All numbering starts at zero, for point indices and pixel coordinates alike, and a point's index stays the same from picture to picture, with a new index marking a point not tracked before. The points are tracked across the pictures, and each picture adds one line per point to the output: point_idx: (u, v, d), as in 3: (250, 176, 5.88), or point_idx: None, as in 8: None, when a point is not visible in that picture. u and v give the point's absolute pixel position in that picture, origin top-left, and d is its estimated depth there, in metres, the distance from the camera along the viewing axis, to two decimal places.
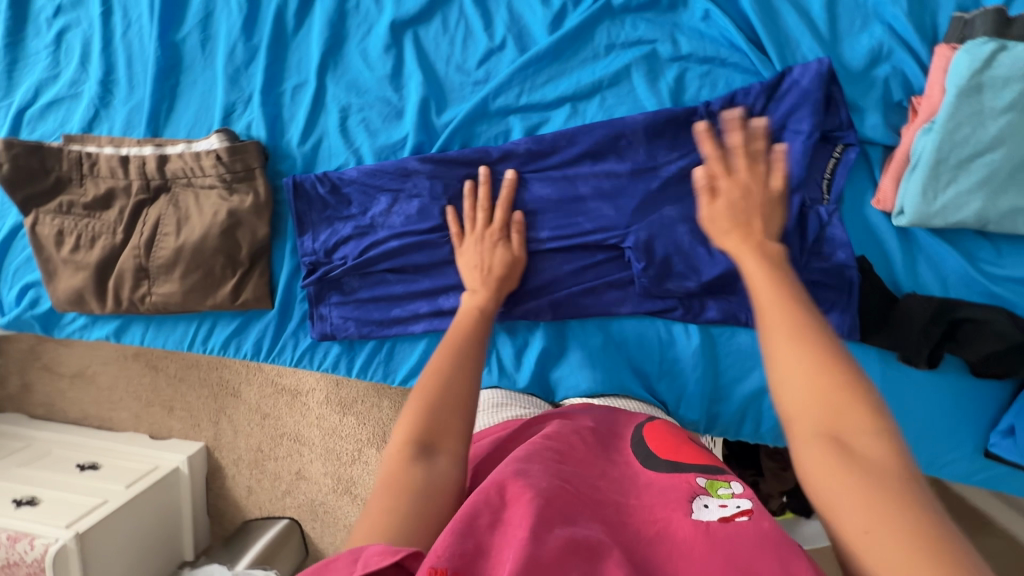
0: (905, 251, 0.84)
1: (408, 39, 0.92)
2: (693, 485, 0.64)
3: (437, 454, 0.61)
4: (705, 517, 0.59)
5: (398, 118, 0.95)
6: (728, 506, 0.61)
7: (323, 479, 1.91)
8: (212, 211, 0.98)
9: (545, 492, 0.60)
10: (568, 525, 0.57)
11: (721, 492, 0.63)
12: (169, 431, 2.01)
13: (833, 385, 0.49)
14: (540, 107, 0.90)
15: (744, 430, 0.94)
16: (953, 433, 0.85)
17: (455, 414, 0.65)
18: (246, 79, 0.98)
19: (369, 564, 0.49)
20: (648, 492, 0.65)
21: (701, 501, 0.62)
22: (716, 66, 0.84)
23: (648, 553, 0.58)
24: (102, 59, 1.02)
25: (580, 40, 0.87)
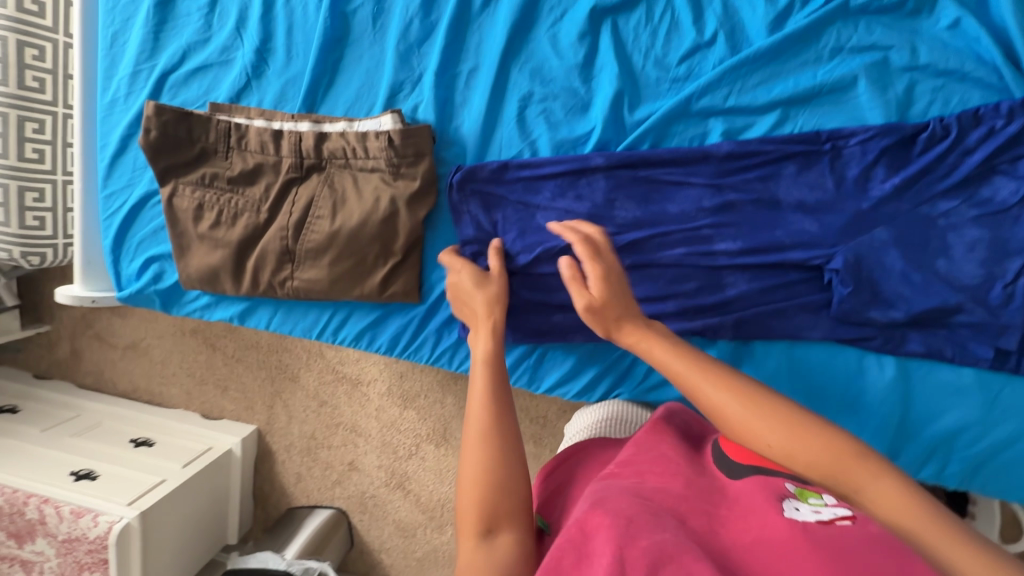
0: None
1: (608, 27, 0.86)
2: (785, 488, 0.56)
3: (497, 536, 0.60)
4: (801, 519, 0.51)
5: (583, 111, 0.88)
6: (823, 512, 0.52)
7: (376, 472, 1.81)
8: (373, 197, 0.92)
9: (621, 507, 0.52)
10: (659, 532, 0.49)
11: (814, 502, 0.55)
12: (220, 411, 1.94)
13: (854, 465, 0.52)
14: (747, 110, 0.84)
15: (925, 473, 0.88)
16: None
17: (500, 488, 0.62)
18: (418, 58, 0.92)
19: None
20: (739, 500, 0.56)
21: (790, 503, 0.54)
22: (954, 80, 0.78)
23: (741, 560, 0.47)
24: (260, 25, 0.96)
25: (804, 42, 0.81)
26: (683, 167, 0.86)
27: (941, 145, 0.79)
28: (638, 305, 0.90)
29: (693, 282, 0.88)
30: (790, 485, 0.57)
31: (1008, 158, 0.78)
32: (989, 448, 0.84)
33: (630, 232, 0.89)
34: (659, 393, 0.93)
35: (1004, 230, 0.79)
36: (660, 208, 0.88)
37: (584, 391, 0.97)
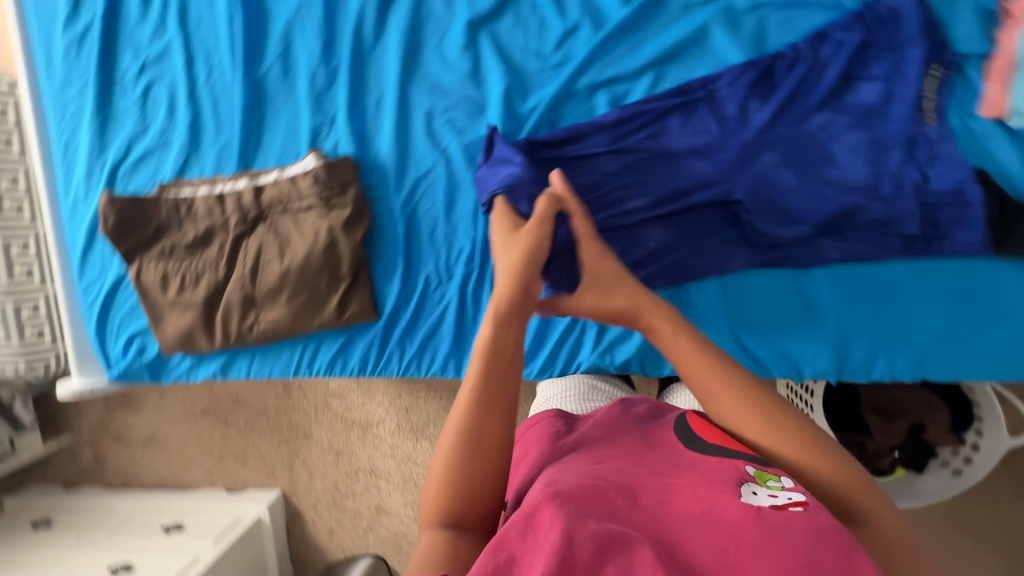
0: None
1: (485, 36, 0.95)
2: (742, 471, 0.52)
3: (467, 530, 0.53)
4: (757, 504, 0.48)
5: (482, 112, 0.97)
6: (779, 496, 0.49)
7: (404, 510, 1.83)
8: (312, 232, 1.00)
9: (571, 490, 0.49)
10: (599, 521, 0.46)
11: (771, 483, 0.51)
12: (244, 482, 1.97)
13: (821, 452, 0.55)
14: (624, 77, 0.92)
15: (878, 371, 0.90)
16: None
17: (474, 475, 0.54)
18: (329, 101, 1.02)
19: None
20: (693, 470, 0.53)
21: (749, 487, 0.50)
22: (796, 8, 0.86)
23: (684, 536, 0.46)
24: (189, 105, 1.07)
25: (657, 6, 0.89)
26: (582, 141, 0.94)
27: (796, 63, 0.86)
28: None
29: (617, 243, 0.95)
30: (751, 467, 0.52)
31: (866, 64, 0.85)
32: (923, 334, 0.88)
33: None
34: (610, 354, 0.99)
35: (878, 128, 0.85)
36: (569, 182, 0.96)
37: (545, 368, 1.02)
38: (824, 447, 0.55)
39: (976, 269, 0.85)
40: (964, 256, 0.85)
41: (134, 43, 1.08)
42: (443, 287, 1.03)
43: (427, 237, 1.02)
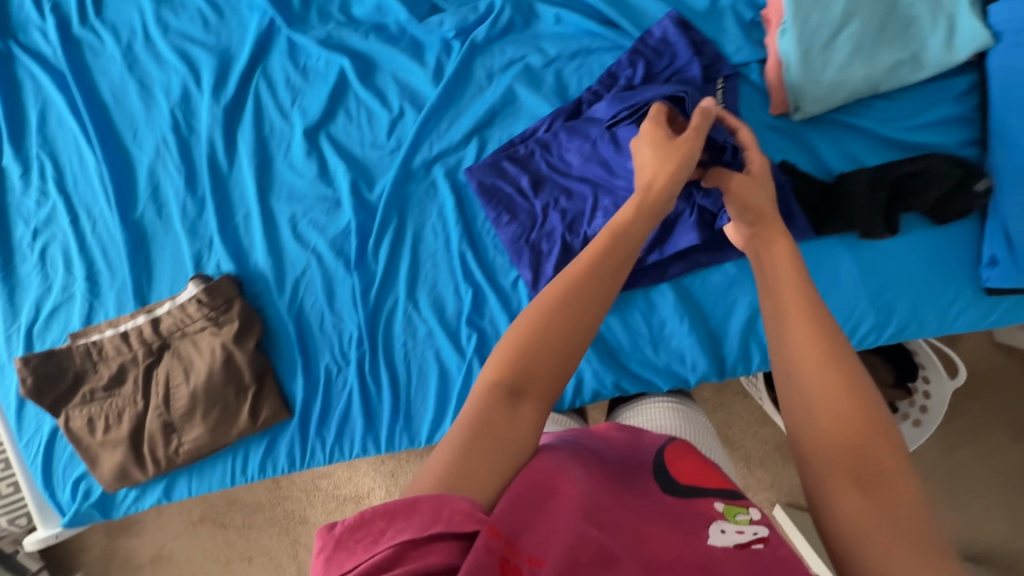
0: (821, 139, 0.86)
1: (323, 139, 1.03)
2: (714, 510, 0.59)
3: (522, 405, 0.57)
4: (723, 543, 0.54)
5: (338, 207, 1.04)
6: (746, 532, 0.56)
7: None
8: (209, 349, 1.06)
9: (589, 498, 0.56)
10: (596, 529, 0.52)
11: (739, 518, 0.58)
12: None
13: (876, 427, 0.51)
14: (452, 149, 0.98)
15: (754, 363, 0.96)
16: (946, 286, 0.86)
17: (555, 354, 0.59)
18: (203, 226, 1.09)
19: (454, 518, 0.44)
20: (664, 509, 0.59)
21: (718, 525, 0.57)
22: (585, 55, 0.92)
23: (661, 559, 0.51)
24: (82, 258, 1.15)
25: (463, 81, 0.96)
26: (434, 215, 1.01)
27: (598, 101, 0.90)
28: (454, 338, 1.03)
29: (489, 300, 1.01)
30: (720, 504, 0.60)
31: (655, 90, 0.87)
32: None
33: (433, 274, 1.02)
34: None
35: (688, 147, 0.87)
36: (428, 253, 1.02)
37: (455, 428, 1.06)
38: (873, 422, 0.52)
39: (815, 251, 0.88)
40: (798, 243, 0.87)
41: (24, 213, 1.16)
42: (343, 372, 1.08)
43: (318, 329, 1.08)
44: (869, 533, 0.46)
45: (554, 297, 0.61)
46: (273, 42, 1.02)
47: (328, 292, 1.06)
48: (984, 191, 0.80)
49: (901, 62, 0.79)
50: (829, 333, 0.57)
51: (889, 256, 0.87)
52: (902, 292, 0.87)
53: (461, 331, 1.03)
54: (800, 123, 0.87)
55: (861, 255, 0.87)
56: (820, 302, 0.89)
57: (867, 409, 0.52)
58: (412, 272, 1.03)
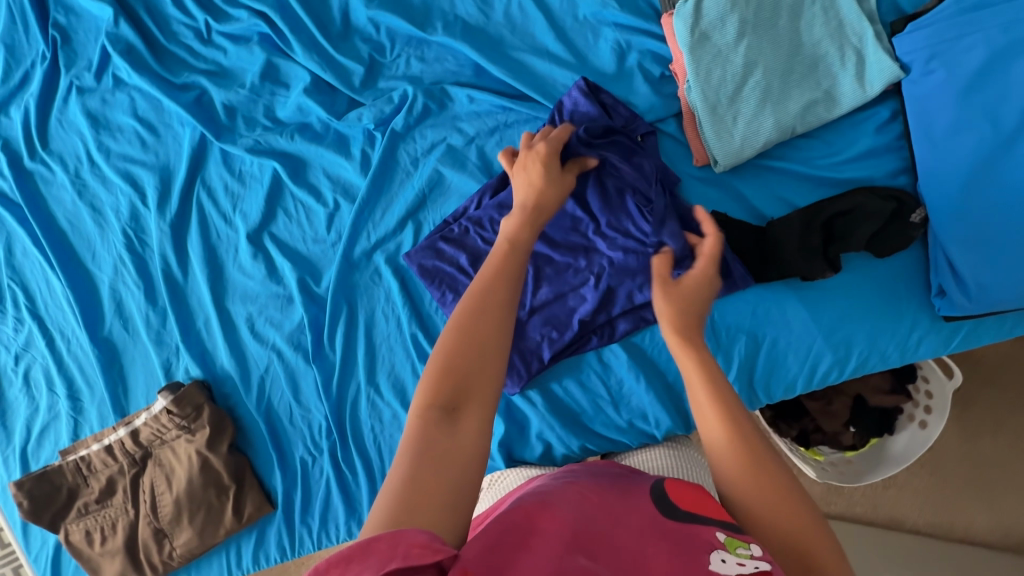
0: (749, 185, 0.84)
1: (267, 239, 1.04)
2: (714, 538, 0.52)
3: (461, 417, 0.54)
4: (725, 573, 0.47)
5: (290, 302, 1.05)
6: (748, 566, 0.49)
7: None
8: (187, 456, 1.08)
9: (578, 529, 0.52)
10: (586, 557, 0.48)
11: (740, 552, 0.51)
12: None
13: (790, 502, 0.56)
14: (389, 235, 0.99)
15: None
16: (902, 317, 0.82)
17: (481, 353, 0.58)
18: (168, 334, 1.12)
19: (412, 555, 0.41)
20: (664, 535, 0.52)
21: (719, 554, 0.50)
22: (503, 129, 0.92)
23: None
24: (62, 377, 1.19)
25: (390, 168, 0.97)
26: (383, 301, 1.02)
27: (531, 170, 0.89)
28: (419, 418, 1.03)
29: None
30: (720, 533, 0.53)
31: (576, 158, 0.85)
32: (745, 366, 0.88)
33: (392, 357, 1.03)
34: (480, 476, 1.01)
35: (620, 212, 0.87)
36: (382, 338, 1.03)
37: None
38: (796, 500, 0.56)
39: (758, 297, 0.86)
40: (738, 292, 0.86)
41: (4, 341, 1.21)
42: (319, 461, 1.09)
43: (288, 422, 1.09)
44: None
45: (477, 301, 0.61)
46: (207, 153, 1.05)
47: (292, 386, 1.07)
48: (921, 221, 0.78)
49: (814, 102, 0.79)
50: (734, 414, 0.60)
51: (831, 288, 0.84)
52: (854, 323, 0.84)
53: None
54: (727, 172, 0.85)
55: (804, 293, 0.85)
56: (774, 345, 0.87)
57: (779, 483, 0.57)
58: (369, 357, 1.04)
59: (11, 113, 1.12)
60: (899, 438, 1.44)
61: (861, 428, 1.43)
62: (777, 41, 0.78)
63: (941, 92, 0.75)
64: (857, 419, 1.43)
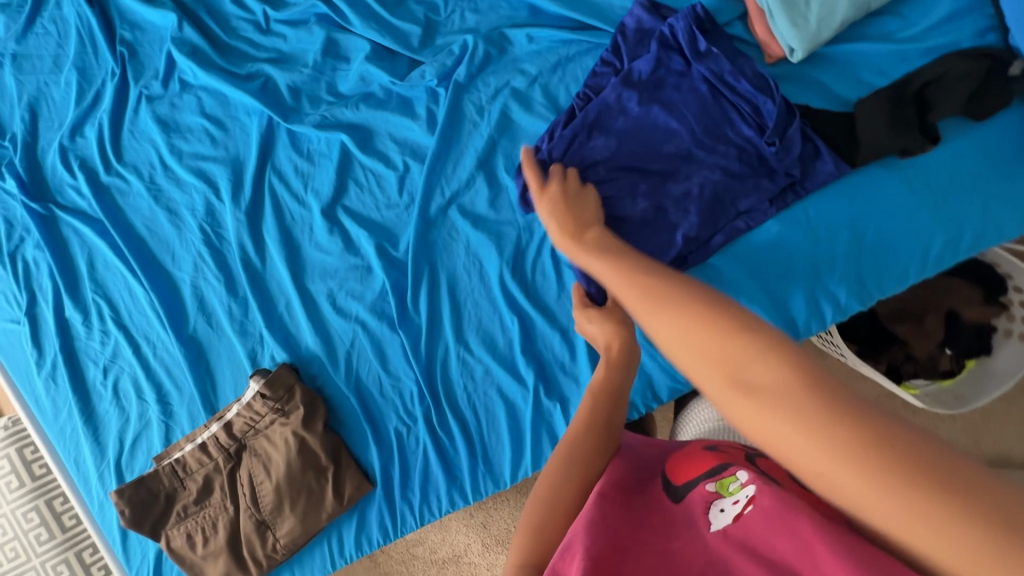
0: (829, 71, 0.85)
1: (340, 213, 1.06)
2: (704, 493, 0.55)
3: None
4: (721, 525, 0.51)
5: (370, 272, 1.06)
6: (740, 500, 0.52)
7: None
8: (283, 440, 1.07)
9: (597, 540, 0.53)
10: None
11: (733, 488, 0.54)
12: None
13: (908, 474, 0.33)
14: (463, 186, 0.99)
15: None
16: (1013, 181, 0.80)
17: (560, 514, 0.63)
18: (251, 324, 1.13)
19: None
20: (682, 527, 0.54)
21: (716, 506, 0.53)
22: (566, 63, 0.94)
23: None
24: (151, 383, 1.20)
25: (457, 121, 0.98)
26: (464, 255, 1.02)
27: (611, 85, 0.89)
28: (512, 369, 1.02)
29: (537, 322, 1.00)
30: (709, 484, 0.56)
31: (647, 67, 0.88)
32: (850, 262, 0.83)
33: (479, 311, 1.02)
34: None
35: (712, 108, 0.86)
36: (466, 294, 1.02)
37: (536, 460, 1.02)
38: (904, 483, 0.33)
39: (855, 184, 0.83)
40: (833, 183, 0.83)
41: (92, 356, 1.24)
42: (413, 431, 1.07)
43: (379, 394, 1.08)
44: None
45: (556, 477, 0.67)
46: (275, 137, 1.08)
47: (380, 355, 1.07)
48: (1019, 74, 0.77)
49: None
50: (716, 346, 0.42)
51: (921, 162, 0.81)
52: (955, 192, 0.81)
53: (518, 361, 1.01)
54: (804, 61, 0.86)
55: (897, 170, 0.82)
56: (878, 237, 0.83)
57: (814, 425, 0.36)
58: (455, 316, 1.03)
59: (86, 133, 1.18)
60: (1001, 357, 1.35)
61: (958, 347, 1.36)
62: None
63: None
64: (953, 338, 1.37)
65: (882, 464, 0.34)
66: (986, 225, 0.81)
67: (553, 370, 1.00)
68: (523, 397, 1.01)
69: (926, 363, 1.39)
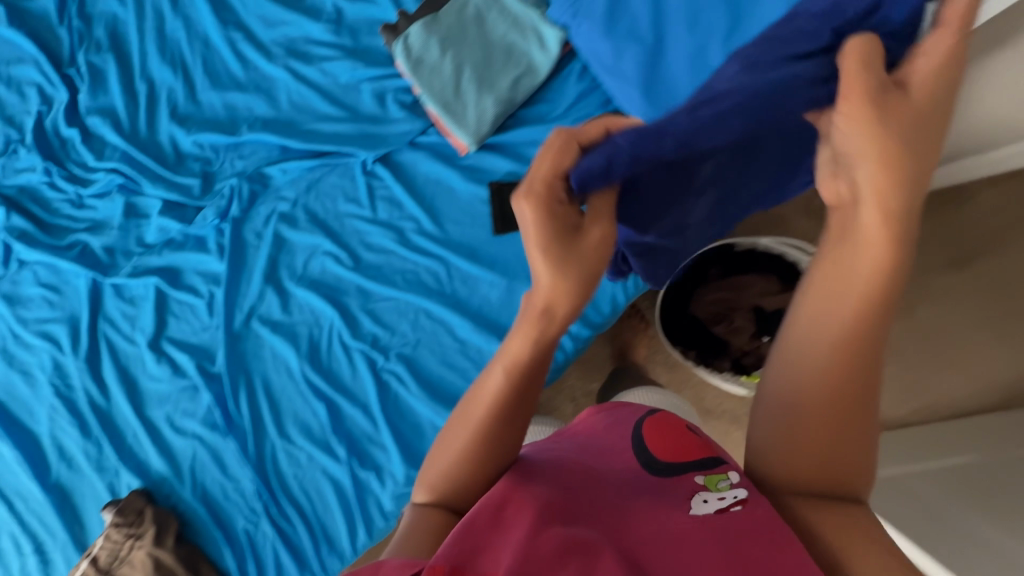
0: (507, 152, 1.04)
1: (165, 344, 1.21)
2: (693, 484, 0.53)
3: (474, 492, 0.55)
4: (704, 513, 0.49)
5: (197, 390, 1.19)
6: (728, 498, 0.50)
7: None
8: (142, 562, 1.15)
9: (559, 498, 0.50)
10: (564, 526, 0.46)
11: (720, 485, 0.52)
12: None
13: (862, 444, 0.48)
14: (257, 300, 1.15)
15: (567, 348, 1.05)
16: None
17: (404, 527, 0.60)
18: (107, 459, 1.24)
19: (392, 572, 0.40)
20: (642, 499, 0.51)
21: (699, 497, 0.52)
22: (316, 184, 1.13)
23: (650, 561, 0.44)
24: (26, 536, 1.28)
25: (241, 248, 1.16)
26: (271, 357, 1.16)
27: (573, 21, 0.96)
28: (329, 450, 1.13)
29: (340, 404, 1.13)
30: (699, 479, 0.54)
31: None
32: None
33: (292, 403, 1.15)
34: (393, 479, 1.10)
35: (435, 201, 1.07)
36: (279, 392, 1.16)
37: (369, 528, 1.12)
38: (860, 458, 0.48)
39: None
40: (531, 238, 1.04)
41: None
42: (260, 526, 1.16)
43: (224, 498, 1.18)
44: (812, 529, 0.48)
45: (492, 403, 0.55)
46: (101, 292, 1.24)
47: (219, 462, 1.18)
48: None
49: (519, 78, 1.00)
50: (844, 371, 0.48)
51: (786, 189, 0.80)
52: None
53: (332, 441, 1.13)
54: (483, 149, 1.05)
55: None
56: None
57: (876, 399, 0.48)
58: (274, 413, 1.15)
59: None
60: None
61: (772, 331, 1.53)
62: (471, 47, 1.00)
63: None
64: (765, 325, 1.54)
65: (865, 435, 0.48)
66: None
67: (362, 442, 1.12)
68: (342, 471, 1.12)
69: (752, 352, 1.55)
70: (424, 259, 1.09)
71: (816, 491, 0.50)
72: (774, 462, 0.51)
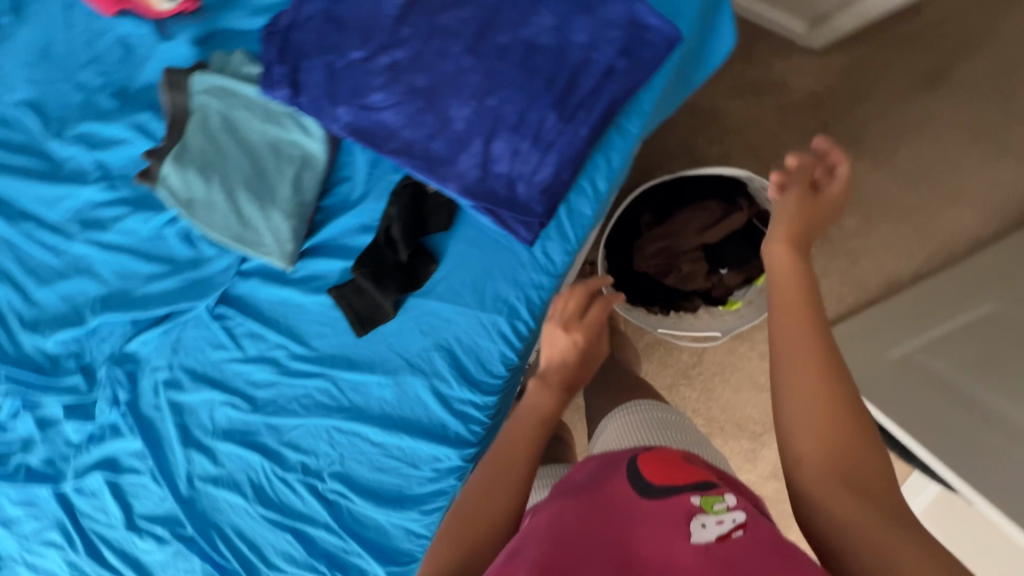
0: (330, 249, 0.92)
1: (139, 524, 1.23)
2: (690, 506, 0.57)
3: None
4: (705, 539, 0.52)
5: (186, 553, 1.21)
6: (725, 521, 0.54)
7: None
8: None
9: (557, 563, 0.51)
10: None
11: (717, 508, 0.56)
12: None
13: (862, 450, 0.52)
14: (188, 463, 1.15)
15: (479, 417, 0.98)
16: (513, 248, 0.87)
17: None
18: None
19: None
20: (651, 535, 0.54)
21: (699, 520, 0.55)
22: (179, 342, 1.07)
23: None
24: None
25: (148, 423, 1.14)
26: (226, 507, 1.16)
27: (284, 11, 0.78)
28: (317, 569, 1.12)
29: (303, 531, 1.12)
30: (695, 498, 0.57)
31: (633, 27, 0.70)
32: (456, 371, 0.95)
33: (269, 534, 1.14)
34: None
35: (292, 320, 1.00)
36: (252, 532, 1.15)
37: None
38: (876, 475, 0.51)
39: (413, 318, 0.94)
40: (393, 322, 0.94)
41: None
42: None
43: None
44: (861, 555, 0.47)
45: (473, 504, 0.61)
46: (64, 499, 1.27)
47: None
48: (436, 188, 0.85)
49: (298, 172, 0.86)
50: (833, 362, 0.56)
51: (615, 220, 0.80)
52: (510, 292, 0.89)
53: (313, 561, 1.12)
54: (304, 257, 0.94)
55: (449, 299, 0.91)
56: (460, 342, 0.94)
57: (861, 425, 0.53)
58: (257, 552, 1.15)
59: None
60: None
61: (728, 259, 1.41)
62: (235, 161, 0.87)
63: (337, 21, 0.75)
64: (721, 257, 1.41)
65: (873, 466, 0.51)
66: (523, 290, 0.89)
67: (340, 554, 1.11)
68: None
69: (721, 285, 1.43)
70: (309, 380, 1.03)
71: (842, 482, 0.51)
72: (804, 442, 0.53)
